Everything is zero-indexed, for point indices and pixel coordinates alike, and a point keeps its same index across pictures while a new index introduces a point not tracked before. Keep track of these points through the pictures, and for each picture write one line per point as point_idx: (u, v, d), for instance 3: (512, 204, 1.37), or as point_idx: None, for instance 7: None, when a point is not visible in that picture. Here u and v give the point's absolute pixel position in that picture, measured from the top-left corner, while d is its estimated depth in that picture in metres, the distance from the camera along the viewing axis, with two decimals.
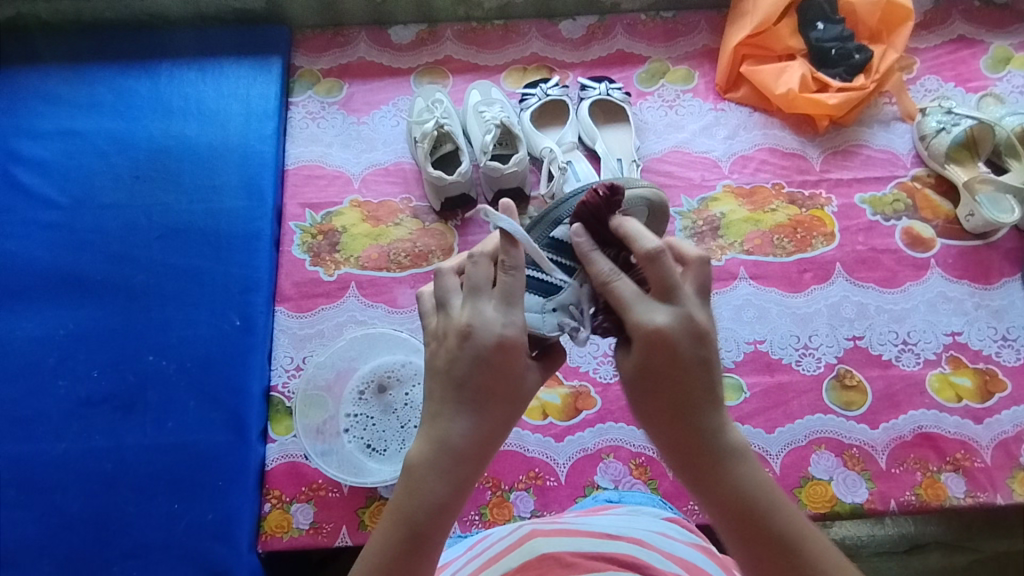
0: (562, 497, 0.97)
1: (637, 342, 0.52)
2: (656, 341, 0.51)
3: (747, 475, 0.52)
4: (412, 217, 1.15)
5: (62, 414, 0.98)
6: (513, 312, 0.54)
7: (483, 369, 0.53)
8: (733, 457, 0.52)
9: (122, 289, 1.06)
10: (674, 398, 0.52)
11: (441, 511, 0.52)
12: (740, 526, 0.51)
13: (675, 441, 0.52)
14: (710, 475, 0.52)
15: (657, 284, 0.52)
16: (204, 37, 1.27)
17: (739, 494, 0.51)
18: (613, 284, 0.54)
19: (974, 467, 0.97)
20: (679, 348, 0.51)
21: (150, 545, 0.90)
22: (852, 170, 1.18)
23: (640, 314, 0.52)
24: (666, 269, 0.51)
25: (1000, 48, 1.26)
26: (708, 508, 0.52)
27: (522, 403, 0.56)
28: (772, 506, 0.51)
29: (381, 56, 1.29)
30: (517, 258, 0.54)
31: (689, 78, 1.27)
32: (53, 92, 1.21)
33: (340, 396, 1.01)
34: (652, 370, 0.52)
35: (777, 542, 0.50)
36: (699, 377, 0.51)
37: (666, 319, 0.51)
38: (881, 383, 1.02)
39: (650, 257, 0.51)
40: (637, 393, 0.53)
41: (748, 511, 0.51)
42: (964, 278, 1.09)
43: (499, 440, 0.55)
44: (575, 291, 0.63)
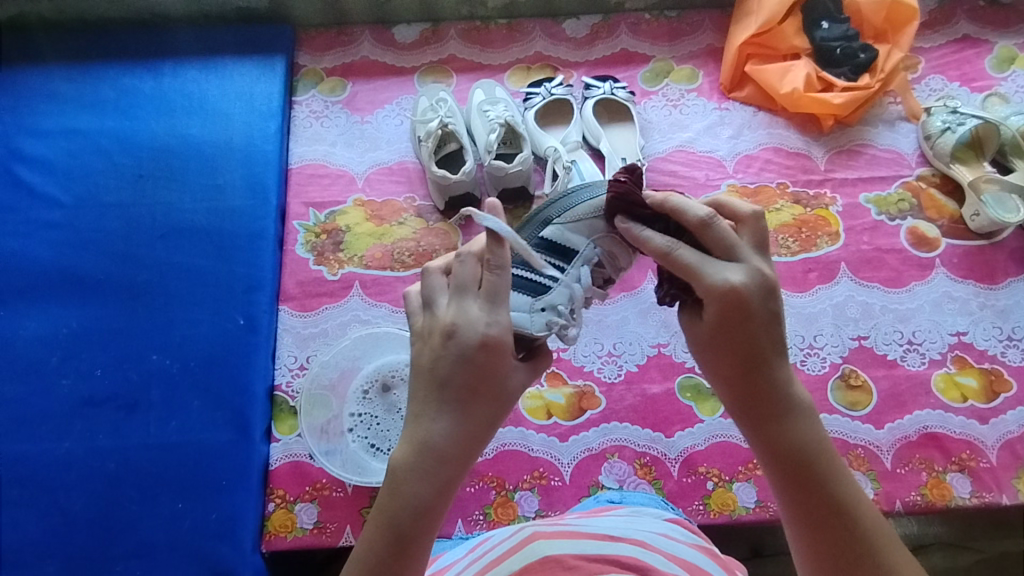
0: (566, 497, 0.97)
1: (711, 302, 0.53)
2: (730, 298, 0.52)
3: (810, 430, 0.53)
4: (416, 216, 1.14)
5: (65, 413, 0.98)
6: (498, 311, 0.54)
7: (467, 368, 0.53)
8: (799, 410, 0.53)
9: (125, 287, 1.05)
10: (746, 350, 0.53)
11: (424, 513, 0.52)
12: (795, 477, 0.52)
13: (740, 388, 0.53)
14: (770, 425, 0.53)
15: (718, 246, 0.54)
16: (207, 35, 1.27)
17: (799, 446, 0.52)
18: (676, 252, 0.55)
19: (980, 467, 0.96)
20: (752, 304, 0.52)
21: (154, 545, 0.90)
22: (857, 170, 1.18)
23: (712, 276, 0.53)
24: (726, 230, 0.54)
25: (1004, 47, 1.26)
26: (762, 455, 0.54)
27: (507, 403, 0.55)
28: (830, 462, 0.52)
29: (385, 56, 1.29)
30: (502, 257, 0.54)
31: (693, 78, 1.26)
32: (56, 91, 1.21)
33: (344, 396, 1.01)
34: (726, 325, 0.53)
35: (830, 497, 0.51)
36: (770, 330, 0.52)
37: (739, 277, 0.52)
38: (886, 383, 1.02)
39: (705, 223, 0.55)
40: (705, 341, 0.55)
41: (806, 464, 0.52)
42: (969, 278, 1.09)
43: (482, 440, 0.54)
44: (562, 292, 0.64)
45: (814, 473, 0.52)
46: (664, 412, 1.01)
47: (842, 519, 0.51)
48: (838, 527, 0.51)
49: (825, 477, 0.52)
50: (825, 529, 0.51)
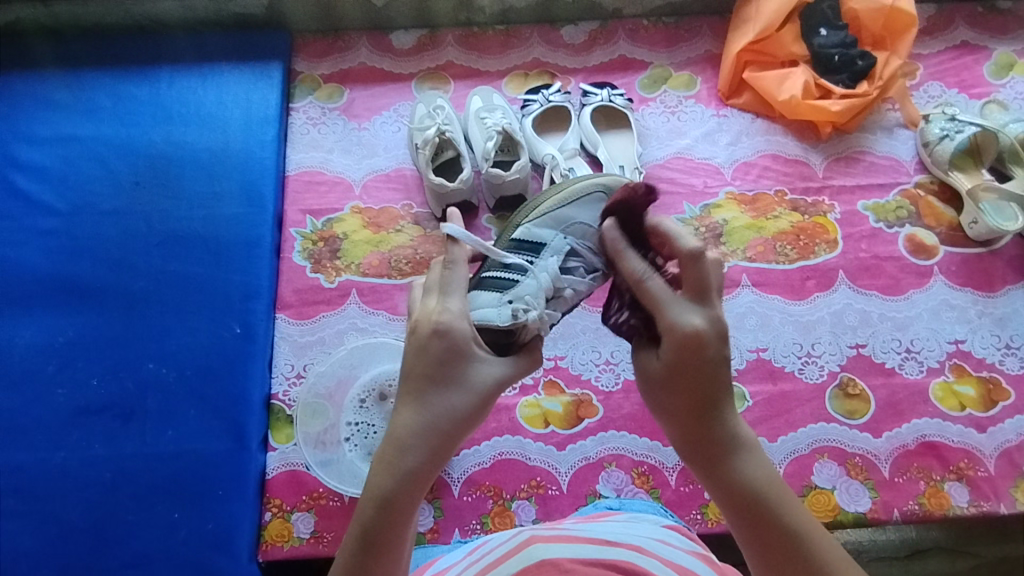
0: (564, 506, 0.97)
1: (670, 342, 0.53)
2: (691, 340, 0.52)
3: (757, 470, 0.53)
4: (413, 223, 1.14)
5: (62, 422, 0.97)
6: (448, 300, 0.57)
7: (421, 356, 0.55)
8: (742, 449, 0.53)
9: (122, 296, 1.05)
10: (694, 392, 0.53)
11: (388, 506, 0.51)
12: (749, 520, 0.52)
13: (687, 433, 0.54)
14: (717, 469, 0.53)
15: (693, 285, 0.54)
16: (204, 42, 1.27)
17: (749, 488, 0.52)
18: (646, 283, 0.56)
19: (978, 476, 0.96)
20: (704, 349, 0.52)
21: (150, 555, 0.90)
22: (855, 177, 1.18)
23: (675, 317, 0.53)
24: (707, 271, 0.53)
25: (1003, 54, 1.26)
26: (716, 498, 0.54)
27: (470, 394, 0.55)
28: (782, 500, 0.52)
29: (383, 62, 1.28)
30: (452, 251, 0.58)
31: (691, 84, 1.26)
32: (52, 97, 1.20)
33: (341, 404, 1.01)
34: (680, 368, 0.53)
35: (789, 535, 0.51)
36: (713, 375, 0.53)
37: (701, 321, 0.53)
38: (884, 392, 1.02)
39: (691, 257, 0.53)
40: (656, 388, 0.55)
41: (759, 505, 0.51)
42: (968, 286, 1.09)
43: (447, 434, 0.54)
44: (530, 285, 0.64)
45: (767, 516, 0.51)
46: None
47: (800, 560, 0.50)
48: (795, 569, 0.50)
49: (779, 517, 0.51)
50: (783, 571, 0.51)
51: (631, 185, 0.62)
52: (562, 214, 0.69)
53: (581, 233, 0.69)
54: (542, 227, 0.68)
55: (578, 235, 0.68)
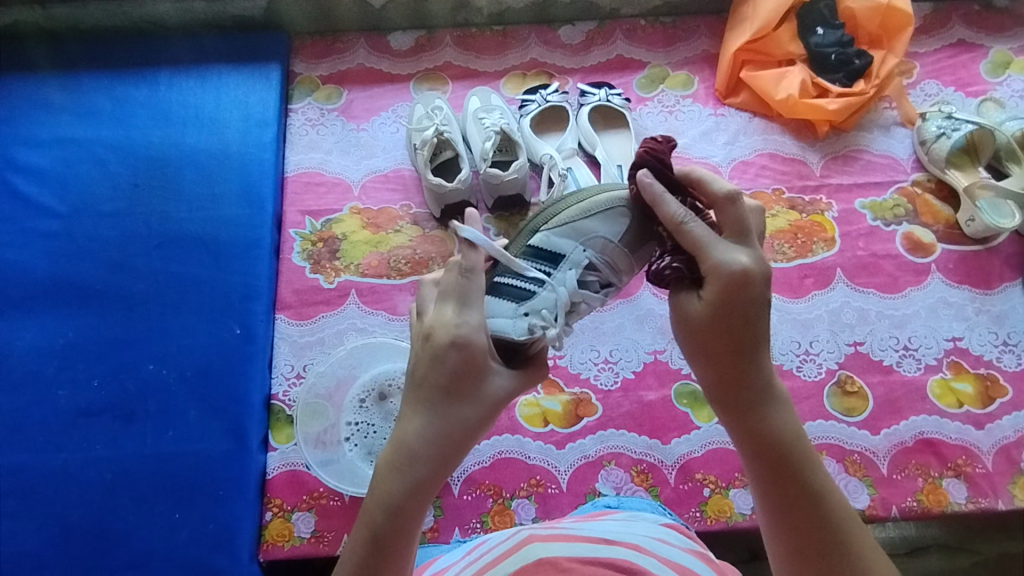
0: (563, 505, 0.97)
1: (716, 282, 0.55)
2: (739, 279, 0.54)
3: (784, 421, 0.55)
4: (412, 224, 1.15)
5: (62, 424, 0.98)
6: (467, 312, 0.56)
7: (438, 367, 0.55)
8: (771, 394, 0.56)
9: (122, 298, 1.05)
10: (735, 335, 0.55)
11: (398, 513, 0.52)
12: (774, 469, 0.54)
13: (721, 379, 0.56)
14: (749, 415, 0.55)
15: (732, 226, 0.56)
16: (202, 44, 1.27)
17: (777, 437, 0.55)
18: (687, 226, 0.57)
19: (976, 473, 0.97)
20: (752, 291, 0.54)
21: (152, 555, 0.90)
22: (852, 175, 1.18)
23: (721, 256, 0.55)
24: (745, 211, 0.56)
25: (999, 52, 1.26)
26: (740, 445, 0.56)
27: (484, 407, 0.56)
28: (802, 448, 0.55)
29: (381, 62, 1.29)
30: (472, 261, 0.57)
31: (689, 83, 1.26)
32: (51, 100, 1.21)
33: (341, 404, 1.02)
34: (724, 309, 0.55)
35: (807, 480, 0.54)
36: (756, 321, 0.54)
37: (748, 260, 0.54)
38: (882, 389, 1.02)
39: (729, 198, 0.56)
40: (695, 330, 0.56)
41: (785, 450, 0.54)
42: (965, 283, 1.09)
43: (459, 444, 0.55)
44: (546, 299, 0.64)
45: (792, 465, 0.54)
46: (661, 419, 1.02)
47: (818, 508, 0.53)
48: (812, 517, 0.53)
49: (803, 468, 0.54)
50: (800, 519, 0.54)
51: (651, 140, 0.65)
52: (583, 226, 0.67)
53: (600, 247, 0.67)
54: (562, 237, 0.67)
55: (597, 249, 0.67)
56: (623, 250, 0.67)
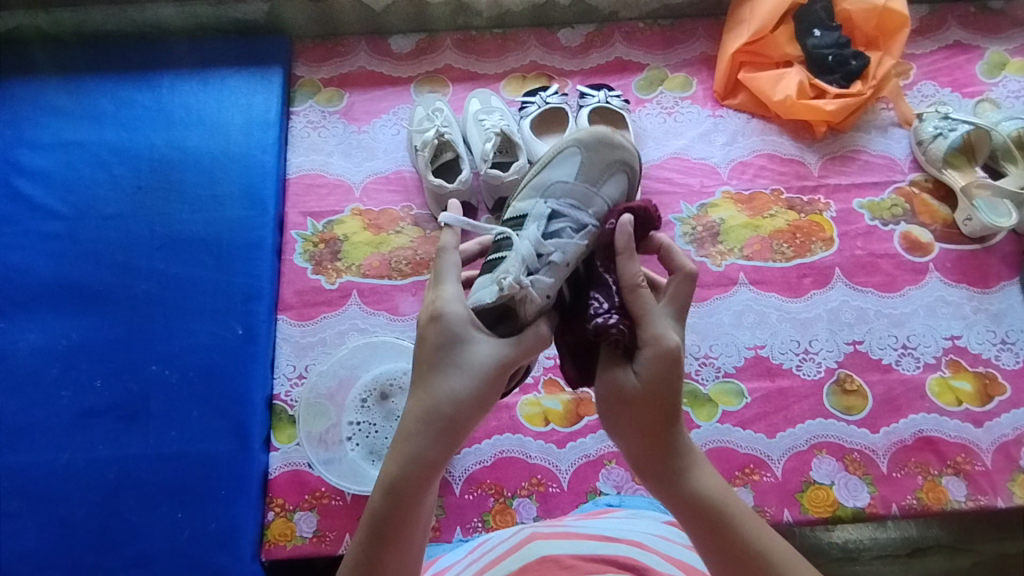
0: (564, 504, 0.97)
1: (649, 354, 0.57)
2: (668, 355, 0.56)
3: (709, 482, 0.55)
4: (413, 225, 1.15)
5: (65, 424, 0.98)
6: (440, 288, 0.59)
7: (422, 345, 0.57)
8: (690, 467, 0.55)
9: (124, 298, 1.06)
10: (655, 409, 0.56)
11: (394, 494, 0.52)
12: (708, 533, 0.53)
13: (643, 451, 0.57)
14: (673, 481, 0.55)
15: (674, 302, 0.60)
16: (204, 47, 1.28)
17: (704, 499, 0.54)
18: (640, 290, 0.59)
19: (975, 470, 0.97)
20: (675, 367, 0.56)
21: (154, 555, 0.90)
22: (850, 176, 1.19)
23: (656, 329, 0.57)
24: (693, 290, 0.60)
25: (995, 53, 1.27)
26: (674, 515, 0.55)
27: (469, 374, 0.55)
28: (732, 512, 0.53)
29: (382, 66, 1.30)
30: (442, 239, 0.61)
31: (687, 85, 1.27)
32: (54, 103, 1.22)
33: (342, 404, 1.02)
34: (652, 383, 0.56)
35: (743, 542, 0.52)
36: (672, 395, 0.56)
37: (677, 339, 0.57)
38: (881, 388, 1.03)
39: (686, 276, 0.60)
40: (618, 410, 0.58)
41: (715, 514, 0.53)
42: (962, 282, 1.10)
43: (453, 418, 0.54)
44: (514, 258, 0.64)
45: (724, 526, 0.52)
46: None
47: (760, 570, 0.51)
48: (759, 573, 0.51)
49: (736, 527, 0.52)
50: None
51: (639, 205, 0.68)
52: (540, 182, 0.71)
53: (560, 193, 0.70)
54: (526, 199, 0.72)
55: (557, 194, 0.70)
56: (585, 189, 0.70)
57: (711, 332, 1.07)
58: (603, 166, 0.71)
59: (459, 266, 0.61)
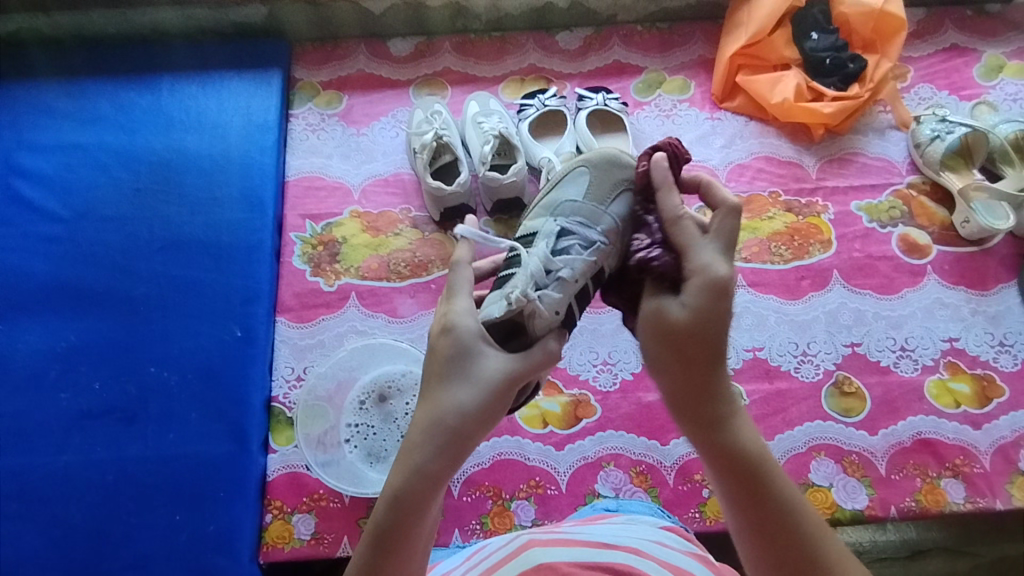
0: (563, 506, 0.97)
1: (696, 286, 0.55)
2: (716, 288, 0.55)
3: (749, 435, 0.53)
4: (412, 227, 1.15)
5: (64, 426, 0.98)
6: (452, 300, 0.60)
7: (432, 355, 0.57)
8: (731, 412, 0.54)
9: (123, 300, 1.06)
10: (703, 346, 0.54)
11: (396, 504, 0.52)
12: (743, 486, 0.52)
13: (685, 387, 0.55)
14: (716, 427, 0.53)
15: (723, 236, 0.57)
16: (204, 50, 1.28)
17: (744, 450, 0.52)
18: (682, 222, 0.59)
19: (974, 472, 0.97)
20: (722, 302, 0.55)
21: (152, 557, 0.90)
22: (848, 178, 1.19)
23: (704, 262, 0.56)
24: (739, 227, 0.57)
25: (993, 56, 1.28)
26: (708, 465, 0.54)
27: (476, 387, 0.55)
28: (770, 468, 0.52)
29: (381, 69, 1.30)
30: (458, 253, 0.61)
31: (685, 88, 1.28)
32: (54, 105, 1.22)
33: (341, 406, 1.02)
34: (700, 317, 0.55)
35: (776, 504, 0.51)
36: (718, 334, 0.54)
37: (726, 272, 0.55)
38: (880, 390, 1.03)
39: (733, 210, 0.57)
40: (662, 342, 0.56)
41: (753, 465, 0.52)
42: (960, 285, 1.10)
43: (459, 430, 0.54)
44: (523, 275, 0.65)
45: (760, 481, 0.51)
46: (659, 420, 1.02)
47: (791, 531, 0.50)
48: (788, 537, 0.50)
49: (772, 483, 0.51)
50: (774, 544, 0.51)
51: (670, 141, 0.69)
52: (551, 202, 0.73)
53: (570, 211, 0.71)
54: (537, 218, 0.73)
55: (566, 213, 0.71)
56: (594, 208, 0.71)
57: None
58: (612, 188, 0.72)
59: (473, 280, 0.61)
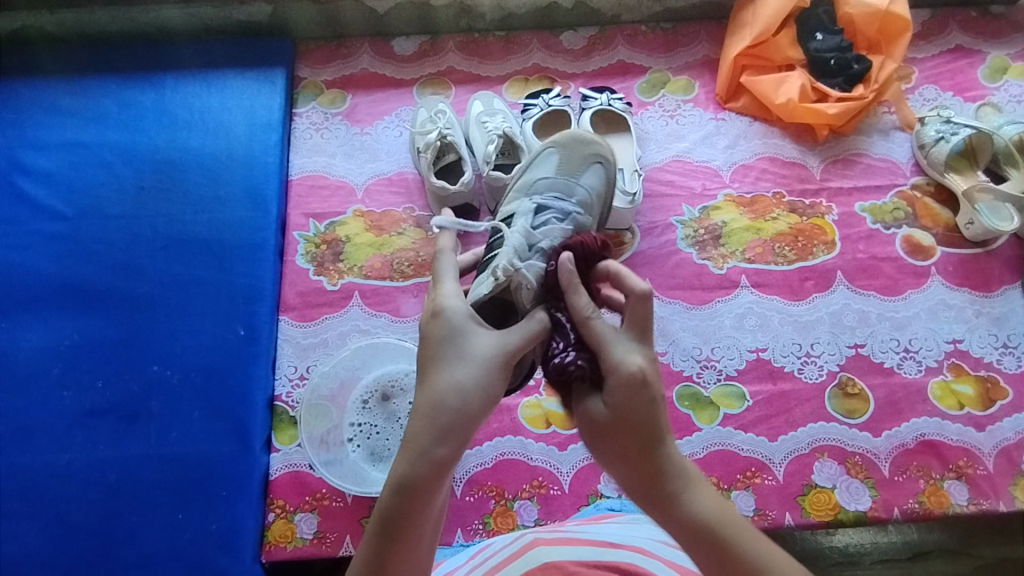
0: (565, 506, 0.97)
1: (616, 383, 0.55)
2: (635, 379, 0.55)
3: (705, 504, 0.53)
4: (415, 226, 1.15)
5: (66, 424, 0.98)
6: (439, 288, 0.61)
7: (424, 345, 0.58)
8: (687, 485, 0.54)
9: (126, 298, 1.06)
10: (638, 434, 0.55)
11: (403, 491, 0.52)
12: (710, 557, 0.51)
13: (635, 477, 0.55)
14: (668, 508, 0.53)
15: (635, 324, 0.58)
16: (207, 48, 1.28)
17: (703, 521, 0.52)
18: (592, 321, 0.59)
19: (977, 474, 0.97)
20: (648, 391, 0.55)
21: (154, 556, 0.90)
22: (852, 179, 1.19)
23: (620, 356, 0.56)
24: (651, 310, 0.57)
25: (997, 58, 1.28)
26: (677, 542, 0.53)
27: (472, 364, 0.56)
28: (734, 530, 0.51)
29: (384, 68, 1.30)
30: (441, 241, 0.64)
31: (689, 88, 1.28)
32: (56, 103, 1.22)
33: (344, 405, 1.02)
34: (624, 410, 0.55)
35: (749, 564, 0.49)
36: (652, 418, 0.55)
37: (643, 362, 0.56)
38: (883, 391, 1.03)
39: (642, 295, 0.57)
40: (601, 441, 0.56)
41: (716, 535, 0.51)
42: (964, 286, 1.10)
43: (457, 411, 0.54)
44: (506, 250, 0.68)
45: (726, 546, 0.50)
46: None
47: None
48: None
49: (739, 544, 0.50)
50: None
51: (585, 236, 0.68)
52: (527, 183, 0.80)
53: (545, 187, 0.78)
54: (514, 200, 0.79)
55: (541, 189, 0.77)
56: (566, 181, 0.78)
57: (712, 335, 1.07)
58: (578, 161, 0.80)
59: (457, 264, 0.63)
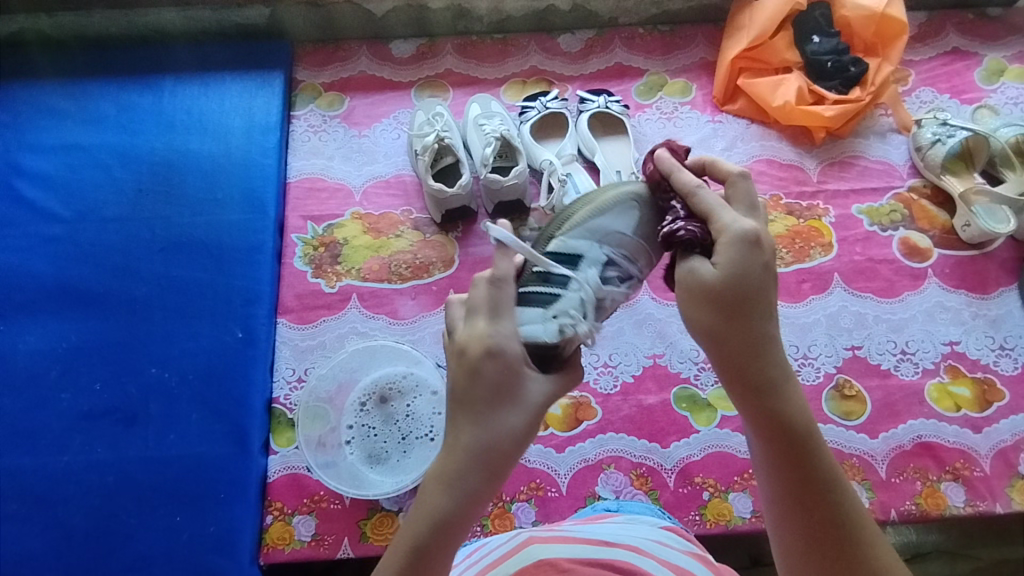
0: (563, 508, 0.97)
1: (725, 240, 0.54)
2: (749, 240, 0.54)
3: (798, 404, 0.54)
4: (413, 229, 1.15)
5: (65, 427, 0.98)
6: (500, 323, 0.55)
7: (474, 378, 0.54)
8: (782, 379, 0.54)
9: (124, 301, 1.06)
10: (748, 308, 0.53)
11: (445, 526, 0.52)
12: (784, 452, 0.53)
13: (733, 353, 0.54)
14: (765, 392, 0.53)
15: (743, 199, 0.56)
16: (205, 50, 1.28)
17: (795, 415, 0.53)
18: (698, 192, 0.58)
19: (974, 476, 0.97)
20: (761, 256, 0.54)
21: (152, 558, 0.90)
22: (849, 181, 1.19)
23: (729, 220, 0.55)
24: (755, 187, 0.56)
25: (993, 60, 1.28)
26: (750, 424, 0.54)
27: (526, 412, 0.55)
28: (812, 437, 0.53)
29: (382, 70, 1.30)
30: (502, 269, 0.56)
31: (687, 91, 1.28)
32: (55, 106, 1.22)
33: (342, 408, 1.02)
34: (738, 274, 0.53)
35: (815, 468, 0.53)
36: (768, 294, 0.54)
37: (754, 225, 0.54)
38: (880, 393, 1.03)
39: (741, 176, 0.57)
40: (706, 304, 0.54)
41: (797, 436, 0.53)
42: (961, 288, 1.10)
43: (506, 454, 0.53)
44: (573, 298, 0.62)
45: (803, 447, 0.53)
46: (660, 422, 1.02)
47: (826, 502, 0.52)
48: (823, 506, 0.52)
49: (814, 449, 0.53)
50: (807, 508, 0.52)
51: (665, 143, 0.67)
52: (598, 222, 0.67)
53: (616, 242, 0.66)
54: (577, 235, 0.66)
55: (612, 244, 0.66)
56: (636, 242, 0.67)
57: None
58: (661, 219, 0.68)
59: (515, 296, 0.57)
